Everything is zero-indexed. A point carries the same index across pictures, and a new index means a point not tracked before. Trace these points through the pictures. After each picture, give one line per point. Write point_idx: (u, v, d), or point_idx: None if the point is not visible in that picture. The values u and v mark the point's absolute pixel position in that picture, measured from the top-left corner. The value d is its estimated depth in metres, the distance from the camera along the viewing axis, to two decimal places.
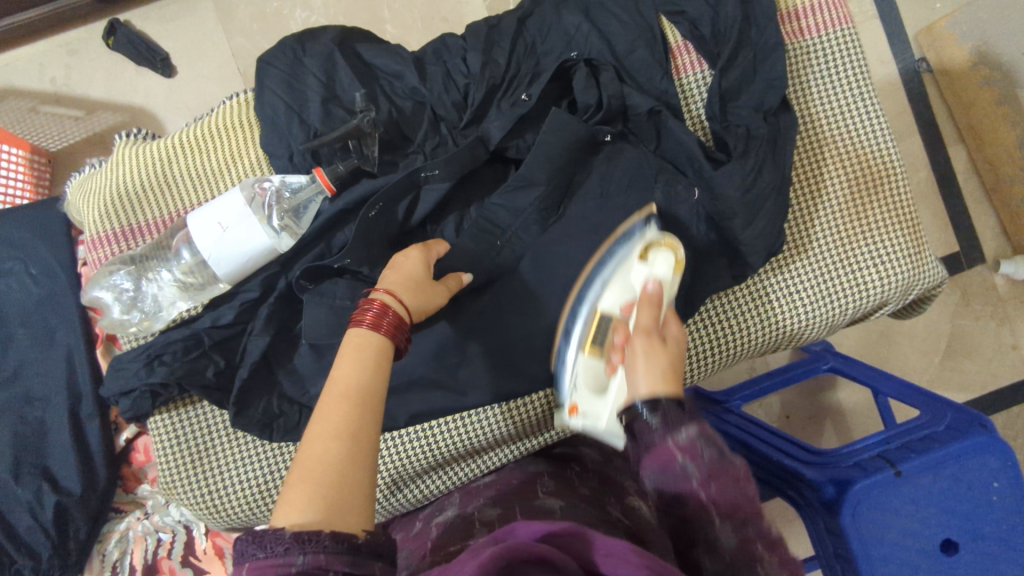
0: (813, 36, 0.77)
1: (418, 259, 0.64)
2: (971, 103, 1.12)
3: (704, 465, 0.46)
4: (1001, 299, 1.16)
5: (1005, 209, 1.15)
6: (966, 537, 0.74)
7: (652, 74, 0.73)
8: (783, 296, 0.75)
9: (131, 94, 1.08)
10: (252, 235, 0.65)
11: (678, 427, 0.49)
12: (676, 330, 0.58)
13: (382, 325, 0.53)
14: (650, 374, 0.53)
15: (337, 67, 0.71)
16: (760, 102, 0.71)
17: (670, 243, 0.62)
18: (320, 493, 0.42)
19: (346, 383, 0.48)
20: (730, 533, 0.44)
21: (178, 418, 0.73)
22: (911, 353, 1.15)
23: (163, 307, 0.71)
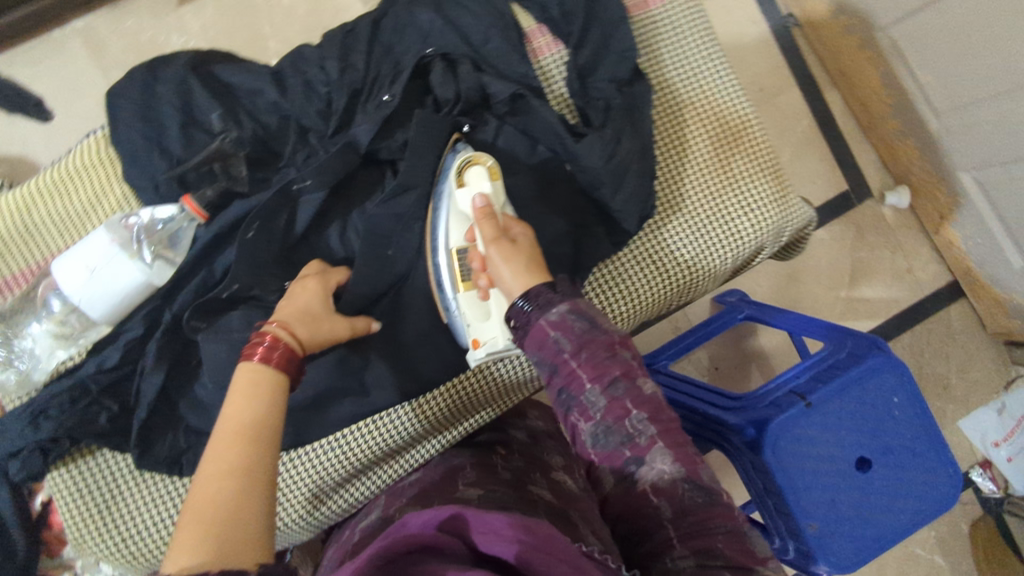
0: (658, 6, 0.81)
1: (317, 293, 0.65)
2: (839, 52, 1.22)
3: (575, 338, 0.53)
4: (891, 229, 1.24)
5: (882, 144, 1.24)
6: (878, 452, 0.81)
7: (510, 59, 0.74)
8: (665, 255, 0.78)
9: (8, 141, 1.03)
10: (122, 272, 0.64)
11: (550, 305, 0.55)
12: (520, 230, 0.62)
13: (271, 360, 0.55)
14: (515, 265, 0.58)
15: (192, 91, 0.70)
16: (613, 74, 0.74)
17: (476, 156, 0.66)
18: (213, 533, 0.41)
19: (244, 417, 0.50)
20: (600, 394, 0.51)
21: (77, 471, 0.70)
22: (820, 290, 1.21)
23: (41, 359, 0.68)
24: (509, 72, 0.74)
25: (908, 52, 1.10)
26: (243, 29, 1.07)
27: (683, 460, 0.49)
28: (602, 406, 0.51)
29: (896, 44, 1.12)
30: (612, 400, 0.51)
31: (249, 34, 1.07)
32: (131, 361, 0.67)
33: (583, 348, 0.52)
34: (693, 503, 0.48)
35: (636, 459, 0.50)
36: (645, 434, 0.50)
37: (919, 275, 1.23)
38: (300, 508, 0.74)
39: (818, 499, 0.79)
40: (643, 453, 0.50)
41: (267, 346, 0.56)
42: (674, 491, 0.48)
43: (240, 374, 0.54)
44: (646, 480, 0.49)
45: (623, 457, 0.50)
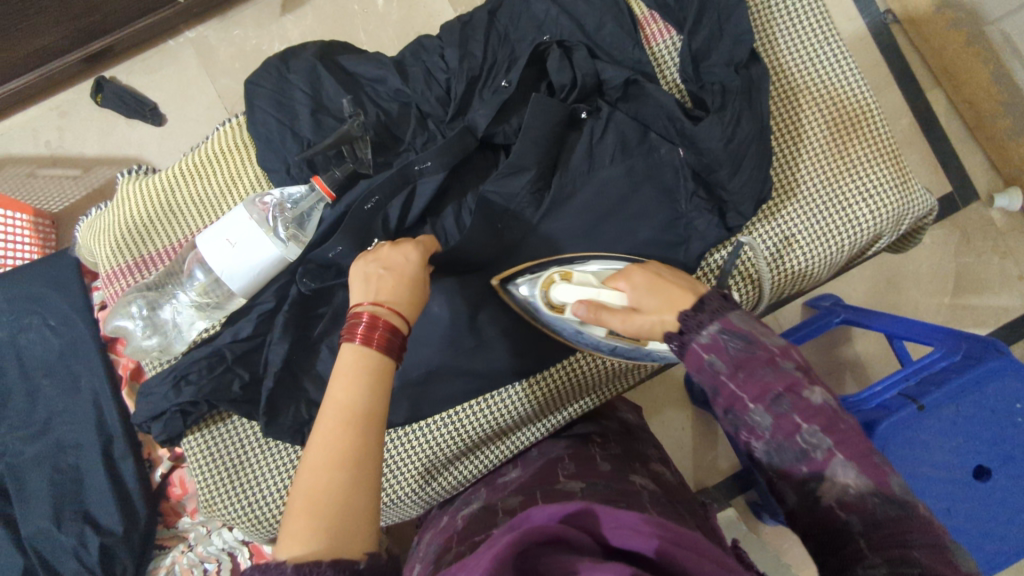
0: None
1: (418, 261, 0.61)
2: (941, 48, 1.15)
3: (730, 358, 0.52)
4: (1001, 233, 1.17)
5: (990, 143, 1.17)
6: (998, 461, 0.77)
7: (623, 44, 0.75)
8: (780, 241, 0.76)
9: (125, 146, 1.12)
10: (261, 249, 0.67)
11: (701, 326, 0.54)
12: (626, 285, 0.62)
13: (374, 340, 0.52)
14: (655, 313, 0.58)
15: (322, 80, 0.74)
16: (731, 57, 0.73)
17: (545, 281, 0.70)
18: (323, 522, 0.43)
19: (353, 401, 0.49)
20: (765, 413, 0.51)
21: (210, 436, 0.74)
22: (922, 297, 1.17)
23: (183, 330, 0.73)
24: (622, 59, 0.75)
25: (1022, 45, 1.03)
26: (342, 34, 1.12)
27: (875, 480, 0.48)
28: (779, 427, 0.51)
29: (1006, 37, 1.05)
30: (781, 418, 0.51)
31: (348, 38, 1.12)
32: (262, 333, 0.71)
33: (740, 368, 0.52)
34: (886, 516, 0.47)
35: (815, 477, 0.49)
36: (821, 447, 0.49)
37: None
38: (411, 482, 0.76)
39: (926, 505, 0.77)
40: (821, 468, 0.49)
41: (370, 325, 0.53)
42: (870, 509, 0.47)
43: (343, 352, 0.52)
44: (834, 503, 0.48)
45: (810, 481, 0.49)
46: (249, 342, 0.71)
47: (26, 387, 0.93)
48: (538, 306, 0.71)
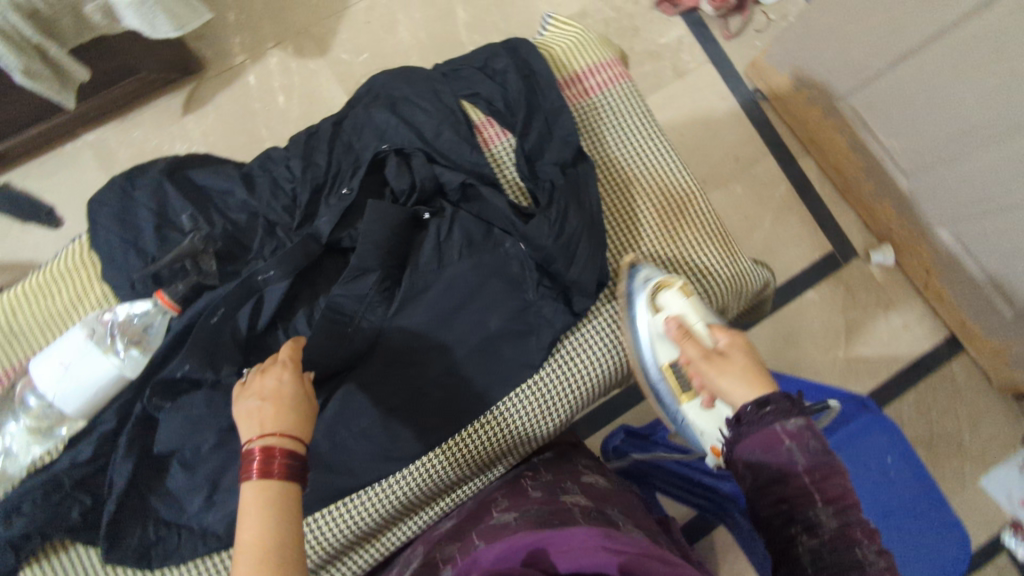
0: (599, 93, 0.87)
1: (294, 380, 0.62)
2: (806, 119, 1.25)
3: (809, 454, 0.60)
4: (881, 287, 1.25)
5: (859, 204, 1.26)
6: (879, 515, 0.81)
7: (460, 149, 0.79)
8: (622, 327, 0.80)
9: (19, 251, 1.11)
10: (96, 366, 0.68)
11: (789, 415, 0.62)
12: (727, 338, 0.70)
13: (274, 469, 0.54)
14: (741, 382, 0.65)
15: (167, 195, 0.76)
16: (560, 157, 0.79)
17: (666, 280, 0.76)
18: None
19: (261, 536, 0.49)
20: (831, 516, 0.57)
21: (51, 570, 0.70)
22: (819, 353, 1.20)
23: (18, 455, 0.70)
24: (459, 161, 0.80)
25: (871, 120, 1.12)
26: (244, 135, 1.17)
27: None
28: (831, 524, 0.57)
29: (854, 109, 1.15)
30: (845, 525, 0.56)
31: (248, 139, 1.16)
32: (103, 455, 0.70)
33: (818, 469, 0.59)
34: None
35: None
36: (876, 563, 0.54)
37: (915, 331, 1.23)
38: None
39: None
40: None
41: (265, 456, 0.54)
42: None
43: (246, 490, 0.53)
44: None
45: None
46: (89, 465, 0.69)
47: None
48: (636, 303, 0.78)
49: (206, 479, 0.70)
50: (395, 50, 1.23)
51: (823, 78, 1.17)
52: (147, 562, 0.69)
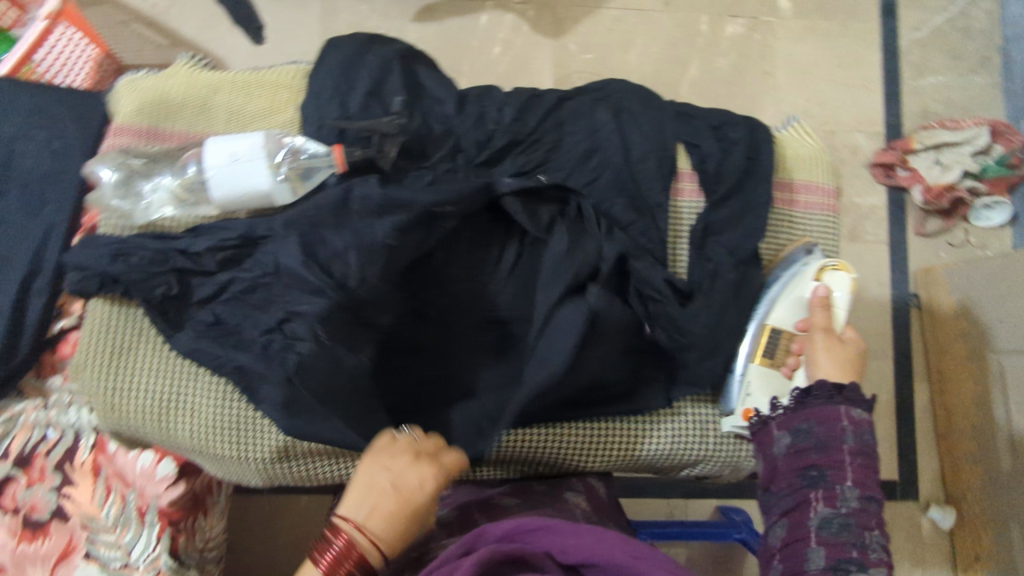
0: (803, 211, 0.83)
1: (427, 496, 0.62)
2: (947, 351, 1.24)
3: (860, 442, 0.65)
4: (922, 541, 1.23)
5: (948, 455, 1.23)
6: None
7: (653, 185, 0.80)
8: (699, 433, 0.79)
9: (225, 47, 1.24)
10: (255, 174, 0.71)
11: (857, 403, 0.67)
12: (852, 334, 0.74)
13: (342, 566, 0.57)
14: (835, 364, 0.70)
15: (391, 73, 0.80)
16: (733, 247, 0.79)
17: (844, 267, 0.76)
18: None
19: None
20: (855, 495, 0.63)
21: (115, 312, 0.77)
22: None
23: (153, 210, 0.75)
24: (646, 199, 0.80)
25: (1015, 385, 1.11)
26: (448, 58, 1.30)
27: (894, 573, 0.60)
28: (851, 504, 0.62)
29: (1004, 370, 1.13)
30: (863, 507, 0.62)
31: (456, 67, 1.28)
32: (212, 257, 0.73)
33: (858, 457, 0.64)
34: None
35: (860, 564, 0.59)
36: (876, 551, 0.61)
37: None
38: (265, 453, 0.77)
39: None
40: (870, 562, 0.60)
41: (337, 554, 0.58)
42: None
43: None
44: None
45: (849, 552, 0.60)
46: (195, 264, 0.73)
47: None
48: (794, 267, 0.78)
49: None
50: (621, 68, 1.34)
51: (990, 321, 1.16)
52: (191, 366, 0.73)
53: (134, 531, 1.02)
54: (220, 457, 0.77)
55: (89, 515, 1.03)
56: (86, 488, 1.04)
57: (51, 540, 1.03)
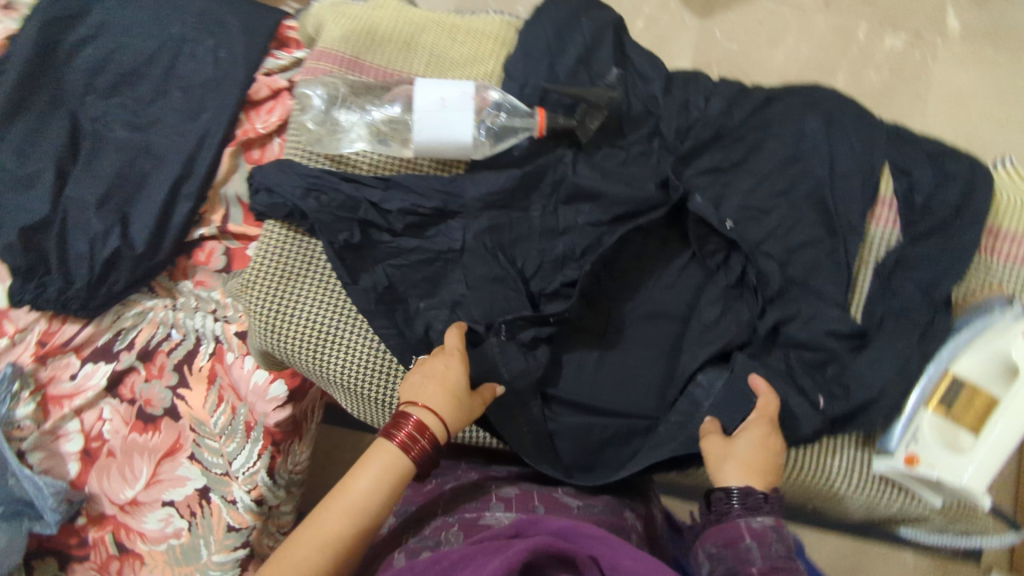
0: (1004, 262, 0.78)
1: (459, 367, 0.66)
2: None
3: (767, 556, 0.54)
4: None
5: None
6: None
7: (854, 208, 0.75)
8: (842, 476, 0.76)
9: None
10: (462, 125, 0.70)
11: (755, 512, 0.58)
12: (746, 429, 0.66)
13: (412, 451, 0.61)
14: (743, 465, 0.62)
15: (603, 41, 0.77)
16: (929, 289, 0.73)
17: None
18: None
19: (359, 501, 0.59)
20: None
21: (287, 236, 0.77)
22: None
23: (347, 139, 0.75)
24: (846, 220, 0.75)
25: None
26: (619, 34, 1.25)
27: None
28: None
29: None
30: None
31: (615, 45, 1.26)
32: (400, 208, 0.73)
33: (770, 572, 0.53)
34: None
35: None
36: None
37: None
38: None
39: None
40: None
41: (411, 435, 0.61)
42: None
43: (380, 446, 0.61)
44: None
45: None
46: (383, 221, 0.74)
47: (161, 84, 1.06)
48: (994, 318, 0.71)
49: (447, 301, 0.74)
50: (766, 67, 1.26)
51: None
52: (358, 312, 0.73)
53: (238, 443, 1.04)
54: (365, 397, 0.76)
55: (199, 419, 1.05)
56: (199, 394, 1.06)
57: (160, 435, 1.05)
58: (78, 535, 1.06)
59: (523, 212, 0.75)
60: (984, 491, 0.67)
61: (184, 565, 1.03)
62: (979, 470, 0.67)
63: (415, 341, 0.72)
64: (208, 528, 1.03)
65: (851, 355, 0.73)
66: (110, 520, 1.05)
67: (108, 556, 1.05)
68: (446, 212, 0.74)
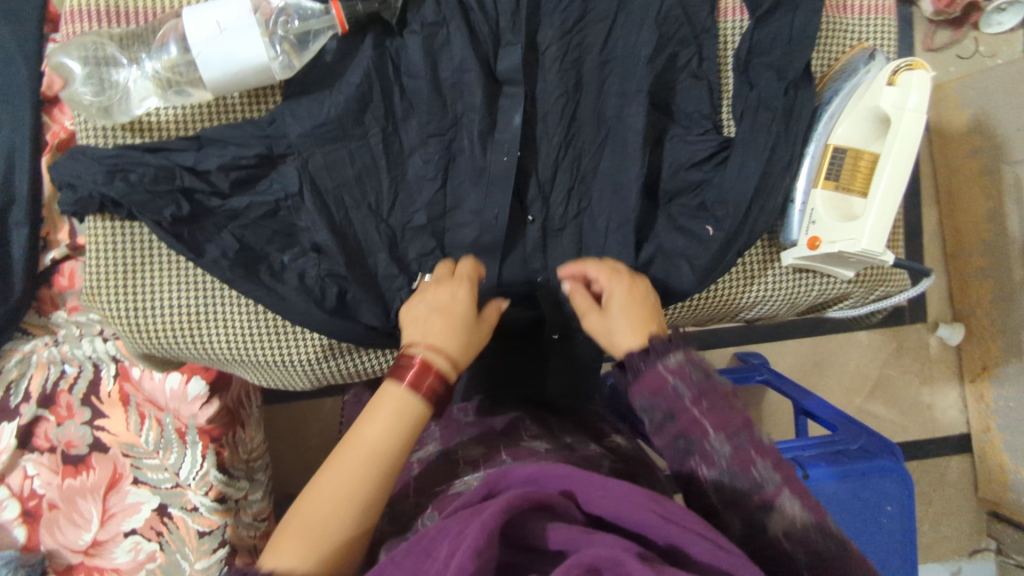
0: (856, 16, 0.75)
1: (466, 296, 0.64)
2: (958, 169, 1.30)
3: (693, 386, 0.52)
4: (930, 359, 1.38)
5: (958, 274, 1.35)
6: None
7: (700, 7, 0.71)
8: (748, 282, 0.76)
9: None
10: (249, 45, 0.61)
11: (666, 354, 0.55)
12: (613, 283, 0.63)
13: (422, 386, 0.57)
14: (629, 325, 0.59)
15: None
16: (782, 68, 0.70)
17: (919, 62, 0.65)
18: (309, 550, 0.50)
19: (377, 445, 0.55)
20: (725, 444, 0.50)
21: (111, 230, 0.69)
22: (839, 390, 1.36)
23: (135, 99, 0.67)
24: (694, 24, 0.71)
25: None
26: None
27: (807, 498, 0.49)
28: (725, 453, 0.50)
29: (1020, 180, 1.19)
30: (738, 451, 0.49)
31: None
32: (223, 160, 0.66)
33: (702, 397, 0.52)
34: (828, 555, 0.46)
35: (765, 510, 0.48)
36: (773, 482, 0.49)
37: (936, 413, 1.38)
38: (310, 353, 0.71)
39: None
40: (774, 500, 0.48)
41: (420, 375, 0.57)
42: (797, 535, 0.47)
43: (388, 391, 0.56)
44: (776, 529, 0.47)
45: (750, 505, 0.48)
46: (206, 185, 0.66)
47: None
48: (859, 79, 0.69)
49: (306, 244, 0.69)
50: None
51: (1005, 133, 1.21)
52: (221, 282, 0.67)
53: (178, 451, 0.98)
54: (263, 364, 0.72)
55: (129, 443, 0.98)
56: (119, 418, 0.98)
57: (95, 472, 0.97)
58: None
59: (360, 139, 0.68)
60: (881, 248, 0.67)
61: None
62: (875, 229, 0.67)
63: (291, 293, 0.67)
64: (180, 541, 0.97)
65: (719, 170, 0.71)
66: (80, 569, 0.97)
67: None
68: (274, 155, 0.67)
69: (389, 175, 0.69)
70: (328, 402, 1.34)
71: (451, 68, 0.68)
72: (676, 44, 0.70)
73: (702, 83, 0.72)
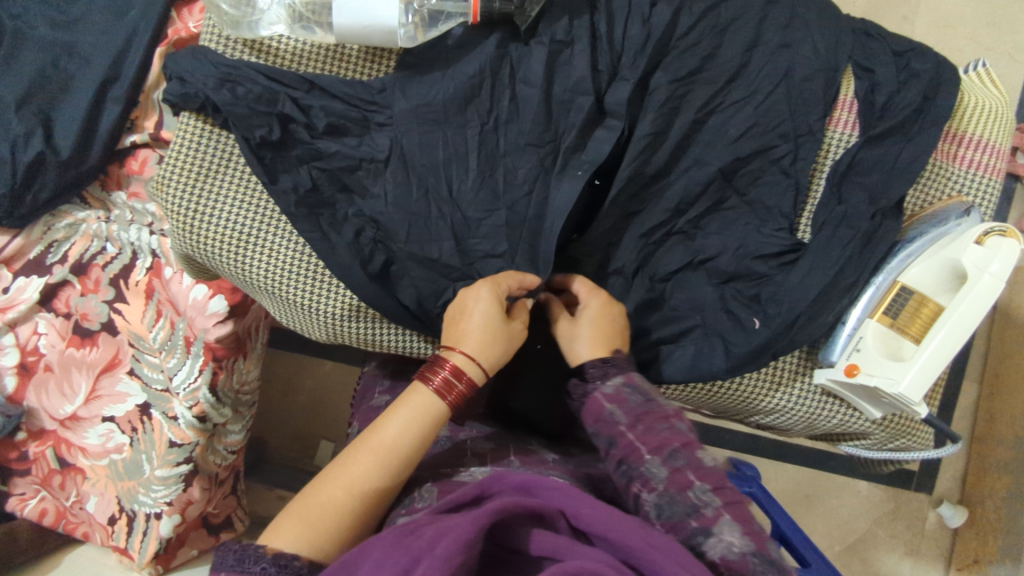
0: (963, 167, 0.75)
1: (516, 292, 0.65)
2: (1010, 355, 1.26)
3: (630, 411, 0.58)
4: (923, 532, 1.33)
5: (977, 459, 1.30)
6: None
7: (815, 110, 0.71)
8: (772, 390, 0.75)
9: None
10: (384, 4, 0.64)
11: (606, 379, 0.61)
12: (587, 297, 0.66)
13: (450, 391, 0.61)
14: (591, 340, 0.64)
15: None
16: (873, 197, 0.70)
17: (1013, 230, 0.65)
18: (306, 530, 0.54)
19: (393, 443, 0.59)
20: (659, 465, 0.54)
21: (201, 131, 0.71)
22: (821, 529, 1.34)
23: (264, 20, 0.70)
24: (803, 124, 0.71)
25: None
26: None
27: (746, 524, 0.52)
28: (662, 477, 0.54)
29: None
30: (673, 470, 0.54)
31: None
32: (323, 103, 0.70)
33: (638, 421, 0.57)
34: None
35: (702, 532, 0.51)
36: (710, 505, 0.52)
37: None
38: (337, 308, 0.72)
39: None
40: (710, 524, 0.51)
41: (448, 381, 0.60)
42: (732, 558, 0.50)
43: (412, 399, 0.61)
44: (713, 553, 0.50)
45: (688, 526, 0.52)
46: (304, 118, 0.69)
47: None
48: (947, 229, 0.69)
49: (369, 207, 0.70)
50: None
51: None
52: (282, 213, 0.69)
53: (179, 357, 0.98)
54: (290, 304, 0.73)
55: (137, 334, 0.98)
56: (137, 308, 0.99)
57: (98, 350, 0.99)
58: (18, 450, 1.00)
59: (458, 129, 0.69)
60: (918, 396, 0.66)
61: (127, 480, 0.99)
62: (916, 379, 0.66)
63: (342, 246, 0.67)
64: (150, 443, 0.98)
65: (784, 270, 0.71)
66: (51, 435, 1.00)
67: (49, 470, 1.00)
68: (370, 120, 0.70)
69: (480, 166, 0.70)
70: (327, 364, 1.35)
71: (564, 87, 0.69)
72: (778, 137, 0.70)
73: (792, 184, 0.72)
